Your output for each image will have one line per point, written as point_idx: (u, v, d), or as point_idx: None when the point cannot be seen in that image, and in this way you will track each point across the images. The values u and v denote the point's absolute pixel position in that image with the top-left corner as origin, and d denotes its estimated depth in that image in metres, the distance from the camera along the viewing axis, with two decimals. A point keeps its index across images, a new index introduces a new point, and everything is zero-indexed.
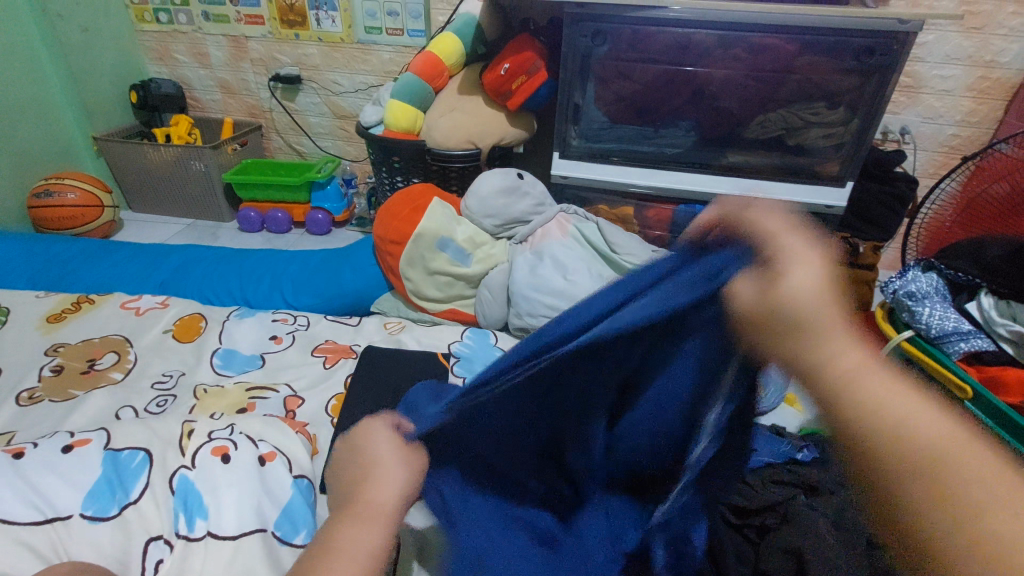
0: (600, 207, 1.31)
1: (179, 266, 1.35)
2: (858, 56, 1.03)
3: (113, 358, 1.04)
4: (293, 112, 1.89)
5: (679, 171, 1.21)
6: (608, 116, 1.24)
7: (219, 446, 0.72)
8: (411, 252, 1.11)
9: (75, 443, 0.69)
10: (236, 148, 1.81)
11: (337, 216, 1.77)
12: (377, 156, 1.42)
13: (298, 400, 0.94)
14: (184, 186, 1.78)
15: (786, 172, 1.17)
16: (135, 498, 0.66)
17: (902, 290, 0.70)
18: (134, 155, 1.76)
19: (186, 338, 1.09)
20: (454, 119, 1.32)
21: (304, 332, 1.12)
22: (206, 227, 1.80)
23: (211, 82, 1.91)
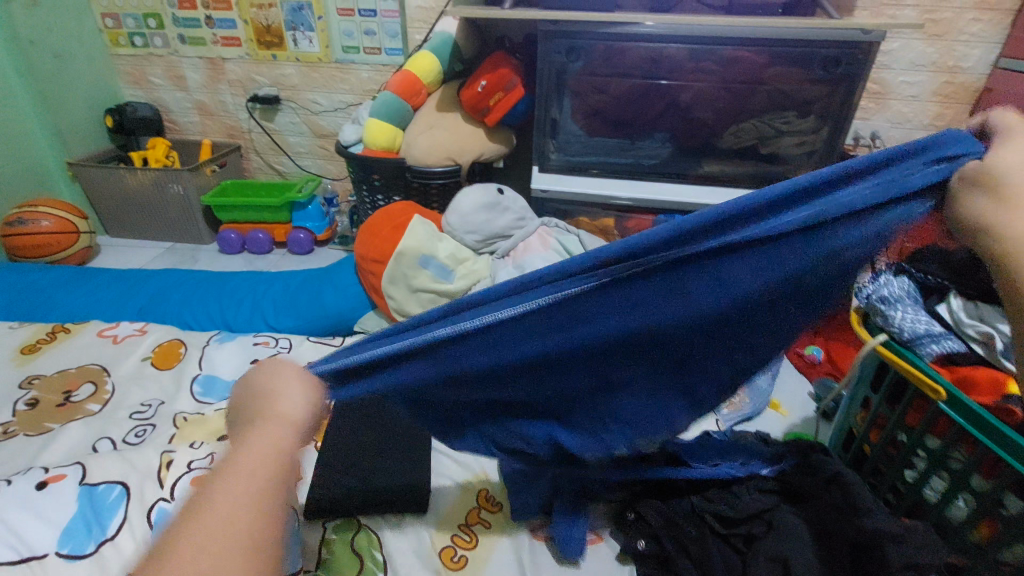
0: (580, 218, 1.29)
1: (158, 291, 1.33)
2: (825, 66, 1.06)
3: (89, 389, 1.02)
4: (272, 133, 1.89)
5: (658, 182, 1.23)
6: (585, 130, 1.27)
7: (199, 477, 0.70)
8: (393, 270, 1.11)
9: (49, 479, 0.67)
10: (215, 170, 1.80)
11: (319, 235, 1.76)
12: (357, 175, 1.42)
13: None
14: (163, 210, 1.76)
15: (761, 180, 1.20)
16: (111, 535, 0.64)
17: (875, 295, 0.71)
18: (111, 180, 1.74)
19: (166, 365, 1.08)
20: (433, 136, 1.33)
21: (287, 354, 1.11)
22: (186, 250, 1.78)
23: (189, 104, 1.90)
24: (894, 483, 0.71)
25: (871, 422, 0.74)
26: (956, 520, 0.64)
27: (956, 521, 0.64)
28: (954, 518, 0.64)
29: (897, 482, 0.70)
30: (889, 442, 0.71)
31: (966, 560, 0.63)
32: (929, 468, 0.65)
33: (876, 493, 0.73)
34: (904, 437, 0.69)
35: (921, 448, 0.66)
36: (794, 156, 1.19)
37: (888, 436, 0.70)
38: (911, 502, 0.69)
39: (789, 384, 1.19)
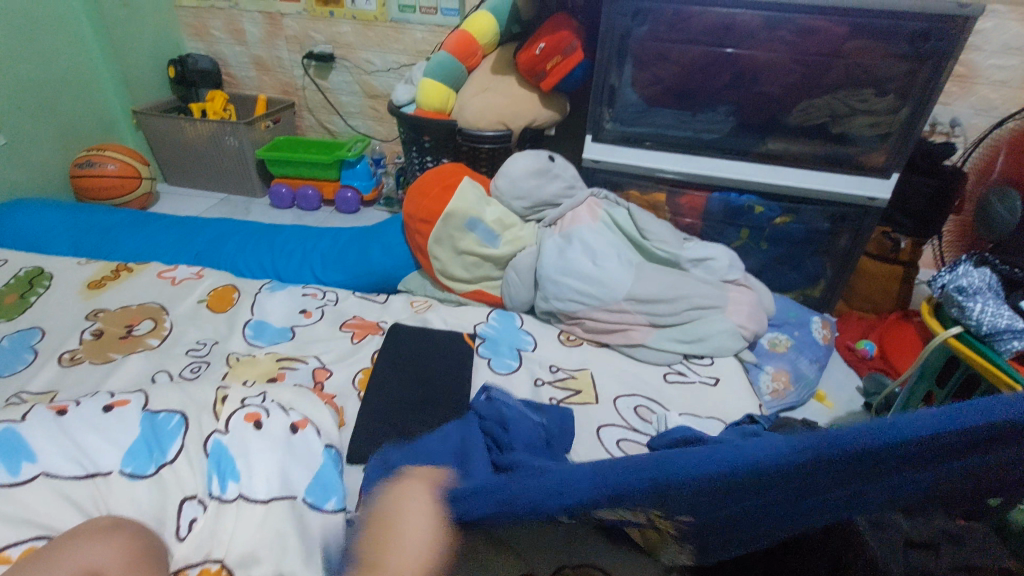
0: (631, 192, 1.29)
1: (213, 238, 1.38)
2: (912, 41, 1.00)
3: (150, 324, 1.08)
4: (325, 90, 1.90)
5: (716, 158, 1.18)
6: (643, 100, 1.22)
7: (252, 413, 0.73)
8: (440, 230, 1.12)
9: (115, 402, 0.71)
10: (269, 125, 1.84)
11: (366, 195, 1.78)
12: (407, 135, 1.44)
13: (327, 372, 0.95)
14: (218, 160, 1.82)
15: (829, 160, 1.14)
16: (170, 459, 0.68)
17: (951, 285, 0.68)
18: (171, 130, 1.79)
19: (220, 309, 1.12)
20: (486, 100, 1.32)
21: (333, 307, 1.13)
22: (240, 202, 1.84)
23: (246, 59, 1.92)
24: None
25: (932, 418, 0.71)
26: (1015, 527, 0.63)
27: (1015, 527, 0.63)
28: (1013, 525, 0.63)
29: None
30: None
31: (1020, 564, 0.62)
32: None
33: None
34: None
35: None
36: (865, 137, 1.12)
37: None
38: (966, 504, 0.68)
39: (837, 377, 1.16)
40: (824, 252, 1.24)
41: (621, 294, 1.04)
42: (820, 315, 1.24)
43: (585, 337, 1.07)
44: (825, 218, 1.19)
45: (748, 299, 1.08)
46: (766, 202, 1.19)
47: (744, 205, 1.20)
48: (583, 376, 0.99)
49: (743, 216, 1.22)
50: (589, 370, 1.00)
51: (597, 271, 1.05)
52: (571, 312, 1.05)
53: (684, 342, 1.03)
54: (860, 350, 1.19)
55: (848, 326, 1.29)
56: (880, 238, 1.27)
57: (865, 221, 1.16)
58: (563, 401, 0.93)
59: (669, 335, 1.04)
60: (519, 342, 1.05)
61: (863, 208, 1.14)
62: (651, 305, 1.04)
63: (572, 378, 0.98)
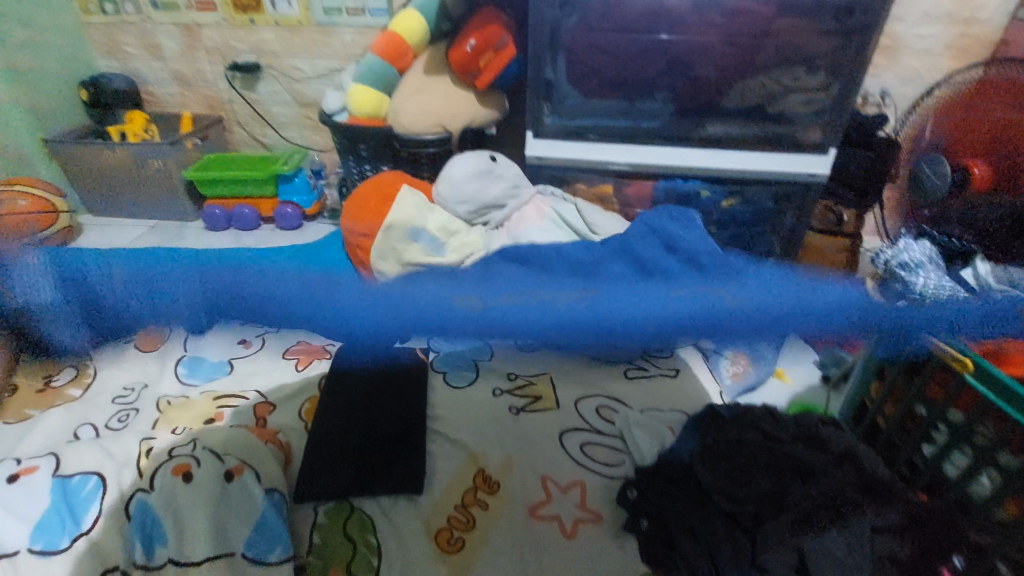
0: (579, 186, 1.25)
1: (140, 271, 1.28)
2: (837, 16, 1.01)
3: (71, 374, 0.98)
4: (254, 103, 1.81)
5: (659, 145, 1.17)
6: (582, 91, 1.20)
7: (180, 465, 0.66)
8: (381, 244, 1.08)
9: (21, 471, 0.65)
10: (197, 143, 1.73)
11: (308, 209, 1.70)
12: (341, 144, 1.37)
13: (269, 406, 0.89)
14: (144, 185, 1.70)
15: (769, 140, 1.14)
16: (86, 529, 0.61)
17: (895, 260, 0.73)
18: (87, 157, 1.67)
19: (149, 348, 1.03)
20: (421, 102, 1.26)
21: (275, 333, 1.07)
22: (171, 227, 1.73)
23: (166, 75, 1.80)
24: (911, 458, 0.71)
25: (886, 393, 0.72)
26: (978, 498, 0.63)
27: (978, 498, 0.63)
28: (976, 496, 0.63)
29: (915, 457, 0.70)
30: (908, 415, 0.70)
31: (990, 537, 0.62)
32: (953, 441, 0.64)
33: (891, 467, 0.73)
34: (924, 410, 0.68)
35: (944, 421, 0.65)
36: (801, 115, 1.13)
37: (907, 408, 0.69)
38: (930, 478, 0.68)
39: (795, 354, 1.17)
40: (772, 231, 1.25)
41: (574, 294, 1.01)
42: (773, 293, 1.24)
43: None
44: (769, 197, 1.19)
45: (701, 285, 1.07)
46: (712, 186, 1.19)
47: (690, 191, 1.19)
48: (542, 381, 0.95)
49: (690, 202, 1.21)
50: (548, 374, 0.97)
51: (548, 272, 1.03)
52: None
53: None
54: None
55: None
56: (825, 212, 1.28)
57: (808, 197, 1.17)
58: (524, 410, 0.89)
59: None
60: (475, 352, 1.01)
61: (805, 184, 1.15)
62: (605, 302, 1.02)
63: (531, 385, 0.95)
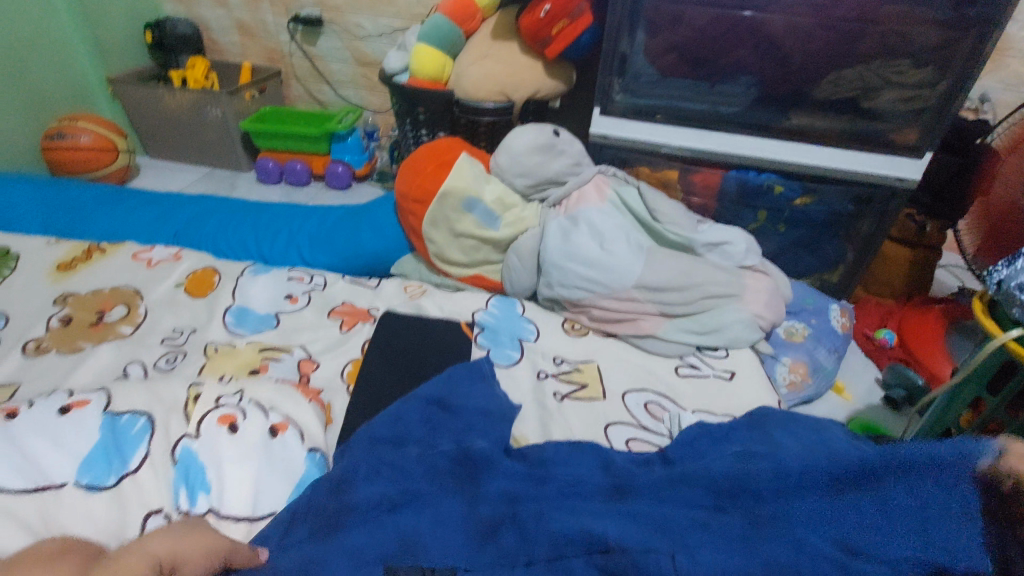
0: (640, 169, 1.20)
1: (194, 215, 1.29)
2: (955, 5, 0.91)
3: (123, 310, 0.99)
4: (313, 58, 1.78)
5: (733, 133, 1.10)
6: (658, 69, 1.13)
7: (227, 415, 0.66)
8: (435, 211, 1.04)
9: (72, 404, 0.64)
10: (255, 94, 1.73)
11: (358, 170, 1.68)
12: (400, 106, 1.34)
13: (313, 364, 0.88)
14: (200, 132, 1.71)
15: (856, 138, 1.05)
16: (133, 469, 0.61)
17: (1013, 283, 0.63)
18: (149, 99, 1.68)
19: (198, 293, 1.04)
20: (486, 67, 1.21)
21: (321, 292, 1.06)
22: (224, 176, 1.75)
23: (229, 22, 1.80)
24: None
25: (980, 426, 0.68)
26: None
27: None
28: None
29: None
30: None
31: None
32: None
33: None
34: None
35: None
36: (897, 113, 1.03)
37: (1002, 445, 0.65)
38: None
39: (854, 368, 1.09)
40: (845, 235, 1.17)
41: (631, 282, 0.97)
42: (839, 302, 1.16)
43: (591, 327, 1.00)
44: (848, 200, 1.11)
45: (765, 286, 1.01)
46: (787, 182, 1.11)
47: (763, 185, 1.12)
48: (589, 369, 0.92)
49: (761, 197, 1.14)
50: (595, 362, 0.93)
51: (605, 255, 0.98)
52: (577, 300, 0.98)
53: (698, 334, 0.96)
54: (880, 339, 1.12)
55: (866, 311, 1.21)
56: (904, 221, 1.20)
57: (892, 204, 1.08)
58: (569, 397, 0.86)
59: (682, 325, 0.97)
60: (520, 331, 0.98)
61: (890, 188, 1.07)
62: (663, 294, 0.97)
63: (577, 372, 0.91)
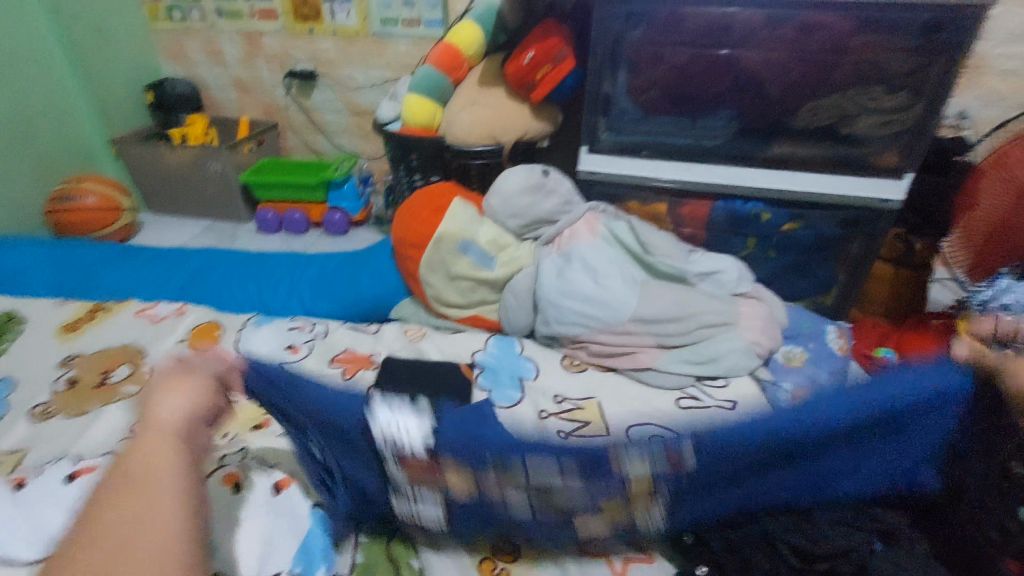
0: (629, 204, 1.22)
1: (196, 269, 1.32)
2: (923, 33, 0.94)
3: (127, 370, 1.01)
4: (308, 110, 1.85)
5: (717, 164, 1.13)
6: (642, 107, 1.17)
7: (230, 475, 0.70)
8: (431, 255, 1.06)
9: (79, 471, 0.65)
10: (253, 147, 1.78)
11: (355, 215, 1.72)
12: (394, 154, 1.38)
13: (315, 415, 0.89)
14: (201, 187, 1.76)
15: (837, 163, 1.08)
16: None
17: None
18: (151, 158, 1.74)
19: (201, 348, 1.05)
20: (474, 114, 1.26)
21: (322, 341, 1.07)
22: (225, 228, 1.79)
23: (227, 81, 1.87)
24: None
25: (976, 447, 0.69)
26: None
27: None
28: None
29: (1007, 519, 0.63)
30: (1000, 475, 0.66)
31: None
32: None
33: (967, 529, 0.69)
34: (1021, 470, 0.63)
35: None
36: (875, 137, 1.06)
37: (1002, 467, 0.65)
38: None
39: None
40: (835, 257, 1.18)
41: (627, 315, 0.98)
42: (835, 323, 1.17)
43: (589, 362, 1.00)
44: (835, 223, 1.13)
45: (760, 313, 1.02)
46: (774, 210, 1.13)
47: (750, 213, 1.15)
48: (590, 405, 0.92)
49: (749, 224, 1.16)
50: (596, 398, 0.93)
51: (600, 291, 0.99)
52: (575, 335, 0.99)
53: (697, 364, 0.97)
54: (880, 359, 1.12)
55: (862, 333, 1.21)
56: (892, 241, 1.21)
57: (878, 225, 1.11)
58: (570, 435, 0.86)
59: (680, 356, 0.98)
60: (520, 371, 0.99)
61: (877, 210, 1.08)
62: (659, 326, 0.98)
63: (579, 409, 0.91)
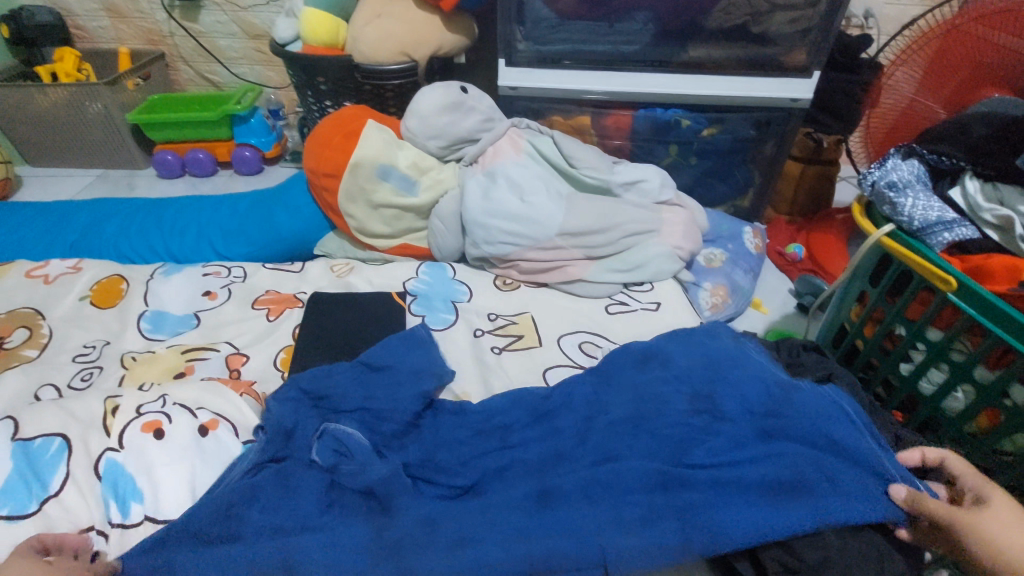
0: (553, 118, 1.21)
1: (90, 222, 1.19)
2: None
3: (24, 334, 0.91)
4: (197, 35, 1.64)
5: (637, 72, 1.11)
6: (556, 13, 1.10)
7: (151, 422, 0.64)
8: (349, 184, 1.01)
9: None
10: (138, 82, 1.59)
11: (268, 152, 1.59)
12: (299, 78, 1.26)
13: (242, 357, 0.86)
14: (84, 131, 1.56)
15: (750, 65, 1.09)
16: (55, 491, 0.58)
17: (883, 181, 0.73)
18: (15, 101, 1.51)
19: (107, 304, 0.97)
20: (381, 28, 1.15)
21: (242, 284, 1.01)
22: (120, 176, 1.62)
23: (93, 4, 1.62)
24: (887, 378, 0.75)
25: (867, 316, 0.76)
26: (954, 410, 0.68)
27: (954, 411, 0.68)
28: (952, 409, 0.68)
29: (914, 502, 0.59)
30: (886, 336, 0.75)
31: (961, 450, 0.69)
32: (929, 360, 0.68)
33: (869, 387, 0.78)
34: (902, 330, 0.72)
35: (921, 341, 0.69)
36: (786, 35, 1.07)
37: (886, 330, 0.73)
38: (905, 395, 0.73)
39: (770, 284, 1.17)
40: (751, 160, 1.22)
41: (554, 230, 0.98)
42: (752, 224, 1.23)
43: (521, 280, 1.01)
44: (750, 125, 1.16)
45: (682, 218, 1.05)
46: (692, 115, 1.14)
47: (671, 120, 1.15)
48: (524, 320, 0.94)
49: (671, 132, 1.16)
50: (529, 313, 0.95)
51: (526, 208, 0.99)
52: (505, 255, 0.99)
53: (623, 272, 1.00)
54: (790, 254, 1.20)
55: (776, 231, 1.29)
56: (804, 140, 1.26)
57: (789, 124, 1.14)
58: (506, 349, 0.88)
59: (607, 266, 1.00)
60: (453, 294, 0.98)
61: (787, 109, 1.12)
62: (586, 238, 0.99)
63: (512, 324, 0.93)
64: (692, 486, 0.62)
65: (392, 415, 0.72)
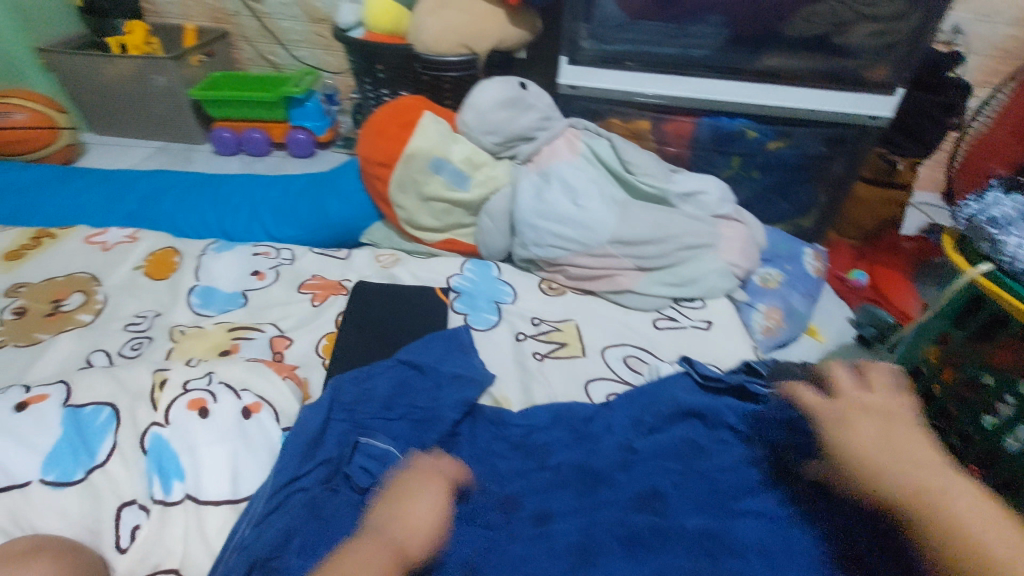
0: (611, 121, 1.14)
1: (148, 194, 1.22)
2: None
3: (80, 298, 0.94)
4: (262, 16, 1.67)
5: (705, 78, 1.07)
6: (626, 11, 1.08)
7: (196, 400, 0.64)
8: (401, 174, 1.00)
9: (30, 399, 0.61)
10: (202, 59, 1.62)
11: (320, 136, 1.60)
12: (358, 65, 1.27)
13: (286, 340, 0.86)
14: (148, 104, 1.61)
15: (826, 77, 1.03)
16: (102, 461, 0.59)
17: (982, 217, 0.67)
18: (86, 70, 1.56)
19: (160, 275, 0.99)
20: (442, 18, 1.13)
21: (289, 266, 1.02)
22: (178, 150, 1.66)
23: None
24: (963, 430, 0.70)
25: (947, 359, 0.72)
26: None
27: None
28: None
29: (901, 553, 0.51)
30: (966, 384, 0.70)
31: None
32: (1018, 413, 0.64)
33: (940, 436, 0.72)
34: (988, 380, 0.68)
35: (1010, 392, 0.65)
36: (868, 48, 1.01)
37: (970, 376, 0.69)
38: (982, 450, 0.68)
39: (827, 310, 1.11)
40: (817, 177, 1.14)
41: (606, 237, 0.95)
42: (811, 246, 1.17)
43: (568, 286, 0.99)
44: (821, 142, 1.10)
45: (740, 234, 1.01)
46: (759, 126, 1.08)
47: (736, 130, 1.09)
48: (568, 328, 0.91)
49: (734, 143, 1.10)
50: (574, 321, 0.93)
51: (580, 212, 0.96)
52: (554, 259, 0.97)
53: (674, 286, 0.96)
54: (852, 281, 1.14)
55: (836, 255, 1.22)
56: (875, 160, 1.17)
57: (863, 142, 1.07)
58: (548, 356, 0.86)
59: (657, 278, 0.97)
60: (497, 294, 0.96)
61: (862, 127, 1.05)
62: (639, 248, 0.96)
63: (556, 331, 0.90)
64: (739, 555, 0.55)
65: (430, 414, 0.71)
